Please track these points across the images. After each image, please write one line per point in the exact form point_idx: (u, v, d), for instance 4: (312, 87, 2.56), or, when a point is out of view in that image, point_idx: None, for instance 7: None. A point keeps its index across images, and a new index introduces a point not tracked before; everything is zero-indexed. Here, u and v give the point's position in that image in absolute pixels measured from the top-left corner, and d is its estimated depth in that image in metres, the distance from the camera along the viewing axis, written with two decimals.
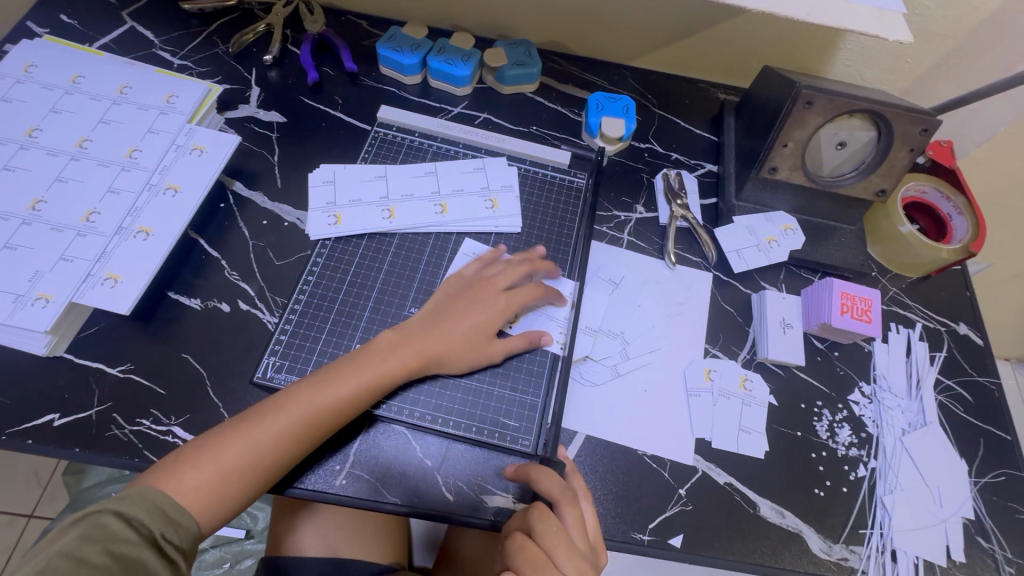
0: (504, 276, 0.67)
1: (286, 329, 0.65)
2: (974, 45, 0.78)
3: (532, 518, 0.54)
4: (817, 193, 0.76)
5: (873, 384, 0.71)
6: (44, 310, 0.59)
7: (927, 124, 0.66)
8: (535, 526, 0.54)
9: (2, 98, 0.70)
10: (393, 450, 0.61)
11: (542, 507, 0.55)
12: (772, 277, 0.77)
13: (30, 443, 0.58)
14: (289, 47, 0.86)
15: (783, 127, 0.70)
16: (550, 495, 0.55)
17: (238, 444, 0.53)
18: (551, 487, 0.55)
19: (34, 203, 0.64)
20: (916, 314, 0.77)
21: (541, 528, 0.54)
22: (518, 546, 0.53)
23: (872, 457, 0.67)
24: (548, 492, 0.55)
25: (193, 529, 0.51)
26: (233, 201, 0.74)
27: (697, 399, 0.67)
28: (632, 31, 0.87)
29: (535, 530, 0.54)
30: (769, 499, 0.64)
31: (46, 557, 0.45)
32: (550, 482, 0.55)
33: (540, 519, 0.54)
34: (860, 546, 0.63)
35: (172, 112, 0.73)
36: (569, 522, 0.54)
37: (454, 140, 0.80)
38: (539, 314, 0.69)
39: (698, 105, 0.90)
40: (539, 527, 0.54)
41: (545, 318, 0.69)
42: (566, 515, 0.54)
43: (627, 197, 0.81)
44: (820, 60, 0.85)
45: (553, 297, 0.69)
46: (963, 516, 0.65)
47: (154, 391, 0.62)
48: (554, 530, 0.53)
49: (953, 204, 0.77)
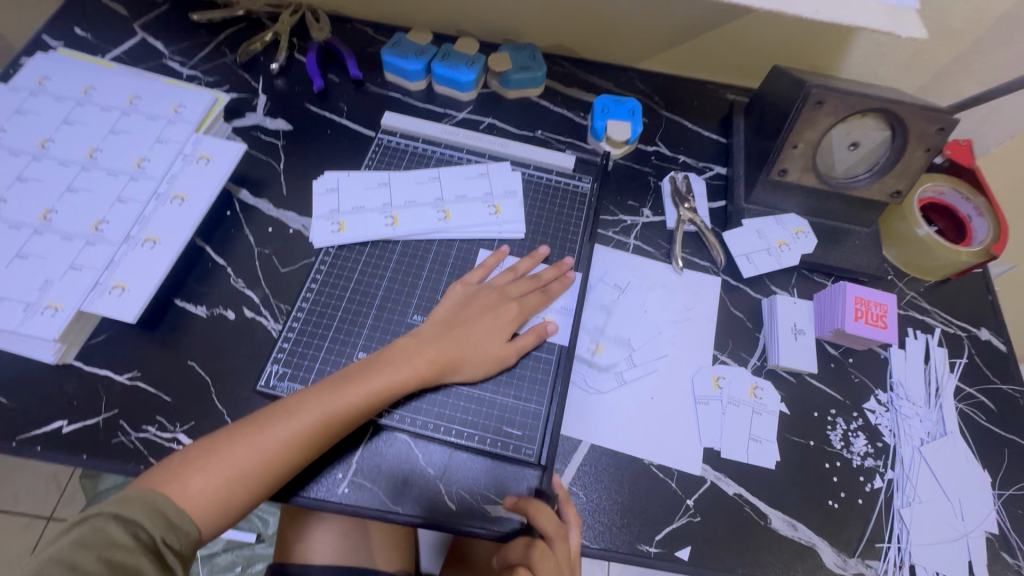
0: (517, 286, 0.68)
1: (289, 336, 0.65)
2: (994, 40, 0.75)
3: (532, 556, 0.55)
4: (829, 195, 0.74)
5: (890, 392, 0.69)
6: (53, 317, 0.60)
7: (944, 122, 0.63)
8: (534, 563, 0.55)
9: (17, 110, 0.71)
10: (395, 458, 0.61)
11: (540, 544, 0.56)
12: (783, 281, 0.75)
13: (39, 449, 0.59)
14: (296, 55, 0.87)
15: (792, 128, 0.68)
16: (546, 531, 0.56)
17: (245, 449, 0.53)
18: (547, 524, 0.56)
19: (45, 213, 0.65)
20: (935, 319, 0.74)
21: (540, 569, 0.54)
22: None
23: (889, 468, 0.64)
24: (545, 529, 0.56)
25: (193, 535, 0.51)
26: (239, 208, 0.74)
27: (706, 407, 0.66)
28: (639, 33, 0.86)
29: (534, 567, 0.55)
30: (781, 511, 0.62)
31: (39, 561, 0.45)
32: (547, 519, 0.56)
33: (539, 557, 0.55)
34: (876, 561, 0.60)
35: (180, 121, 0.74)
36: (561, 555, 0.56)
37: (458, 145, 0.80)
38: (547, 306, 0.69)
39: (706, 106, 0.89)
40: (539, 565, 0.55)
41: (554, 308, 0.69)
42: (559, 550, 0.56)
43: (633, 201, 0.80)
44: (832, 58, 0.83)
45: (557, 285, 0.69)
46: (985, 531, 0.62)
47: (159, 397, 0.62)
48: (552, 567, 0.55)
49: (974, 205, 0.74)
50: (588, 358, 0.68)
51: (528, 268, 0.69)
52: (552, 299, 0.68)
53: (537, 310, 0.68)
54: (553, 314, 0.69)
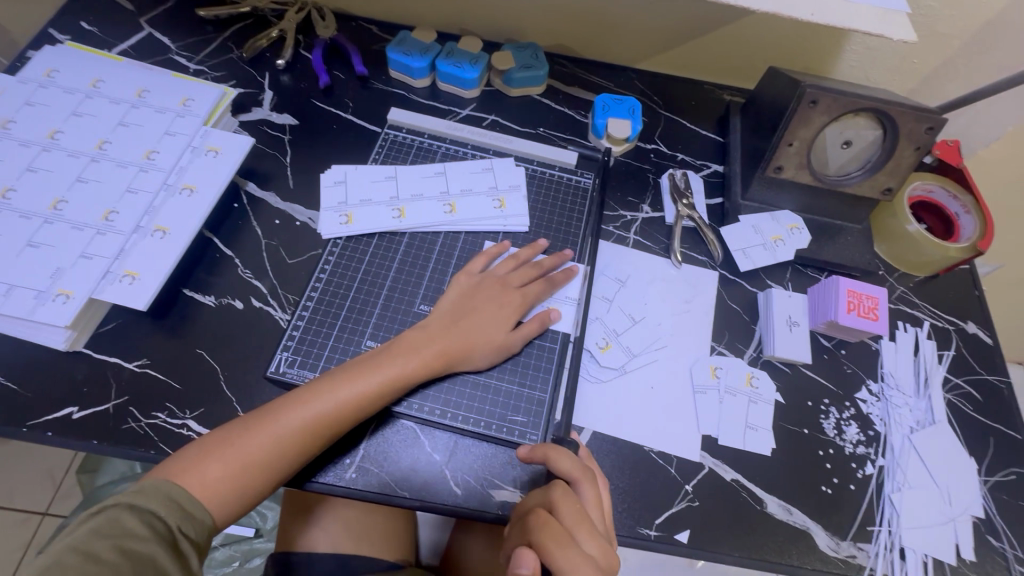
0: (518, 275, 0.69)
1: (298, 325, 0.66)
2: (980, 45, 0.78)
3: (555, 495, 0.52)
4: (823, 192, 0.76)
5: (881, 382, 0.71)
6: (65, 305, 0.61)
7: (933, 122, 0.66)
8: (557, 503, 0.52)
9: (26, 102, 0.72)
10: (402, 445, 0.62)
11: (562, 485, 0.54)
12: (778, 275, 0.77)
13: (50, 435, 0.59)
14: (301, 52, 0.88)
15: (788, 127, 0.70)
16: (569, 472, 0.55)
17: (260, 437, 0.54)
18: (569, 466, 0.55)
19: (55, 203, 0.66)
20: (924, 312, 0.77)
21: (563, 504, 0.52)
22: (540, 522, 0.50)
23: (880, 455, 0.67)
24: (567, 470, 0.55)
25: (208, 523, 0.52)
26: (247, 200, 0.75)
27: (704, 396, 0.68)
28: (638, 33, 0.88)
29: (556, 506, 0.52)
30: (776, 496, 0.64)
31: (57, 552, 0.45)
32: (569, 461, 0.55)
33: (562, 493, 0.52)
34: (868, 544, 0.62)
35: (188, 114, 0.75)
36: (587, 500, 0.53)
37: (462, 141, 0.81)
38: (551, 295, 0.70)
39: (703, 106, 0.91)
40: (561, 502, 0.52)
41: (558, 297, 0.71)
42: (585, 493, 0.54)
43: (633, 197, 0.82)
44: (826, 60, 0.86)
45: (558, 279, 0.70)
46: (972, 515, 0.64)
47: (169, 384, 0.63)
48: (575, 506, 0.52)
49: (961, 203, 0.77)
50: (594, 352, 0.69)
51: (528, 256, 0.71)
52: (555, 290, 0.70)
53: (540, 299, 0.69)
54: (555, 304, 0.70)
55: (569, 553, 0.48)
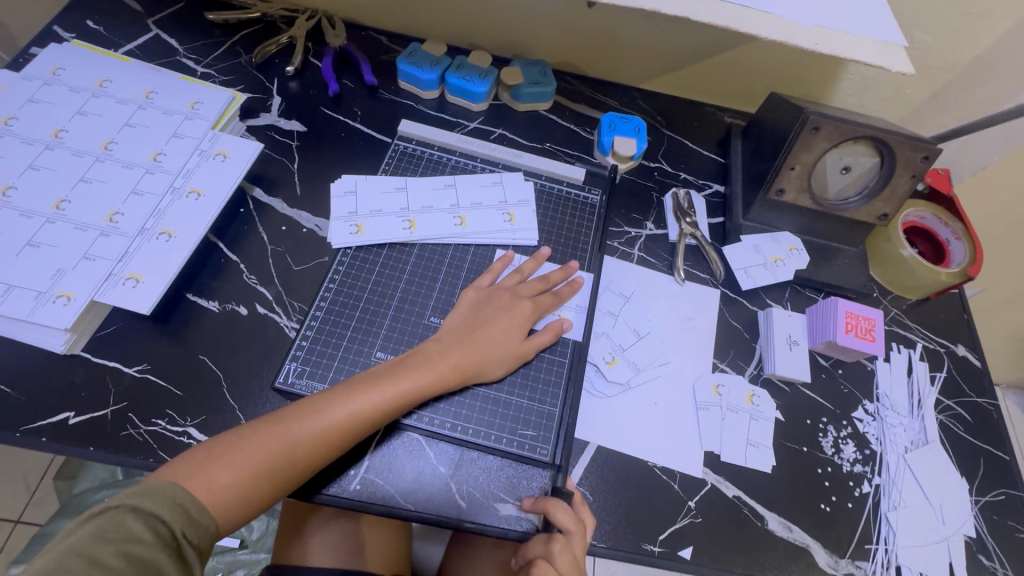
0: (527, 287, 0.70)
1: (307, 335, 0.66)
2: (970, 79, 0.81)
3: (552, 549, 0.56)
4: (822, 215, 0.78)
5: (876, 402, 0.73)
6: (66, 307, 0.59)
7: (928, 152, 0.68)
8: (554, 556, 0.55)
9: (30, 99, 0.71)
10: (408, 456, 0.62)
11: (558, 538, 0.56)
12: (777, 294, 0.79)
13: (44, 440, 0.58)
14: (311, 59, 0.88)
15: (790, 151, 0.72)
16: (565, 527, 0.56)
17: (270, 443, 0.54)
18: (565, 518, 0.56)
19: (58, 202, 0.65)
20: (917, 335, 0.79)
21: (559, 561, 0.55)
22: (540, 573, 0.56)
23: (876, 473, 0.68)
24: (563, 526, 0.56)
25: (211, 530, 0.51)
26: (253, 206, 0.75)
27: (707, 412, 0.69)
28: (644, 54, 0.90)
29: (553, 559, 0.56)
30: (777, 513, 0.65)
31: (56, 555, 0.43)
32: (565, 516, 0.56)
33: (559, 550, 0.55)
34: (865, 561, 0.63)
35: (197, 117, 0.74)
36: (580, 546, 0.57)
37: (472, 154, 0.82)
38: (561, 305, 0.71)
39: (705, 127, 0.93)
40: (558, 557, 0.55)
41: (568, 306, 0.72)
42: (578, 544, 0.56)
43: (637, 214, 0.83)
44: (824, 87, 0.89)
45: (569, 290, 0.71)
46: (965, 534, 0.66)
47: (170, 391, 0.62)
48: (570, 558, 0.56)
49: (951, 230, 0.80)
50: (602, 369, 0.69)
51: (531, 267, 0.72)
52: (565, 300, 0.71)
53: (547, 312, 0.70)
54: (566, 313, 0.72)
55: None
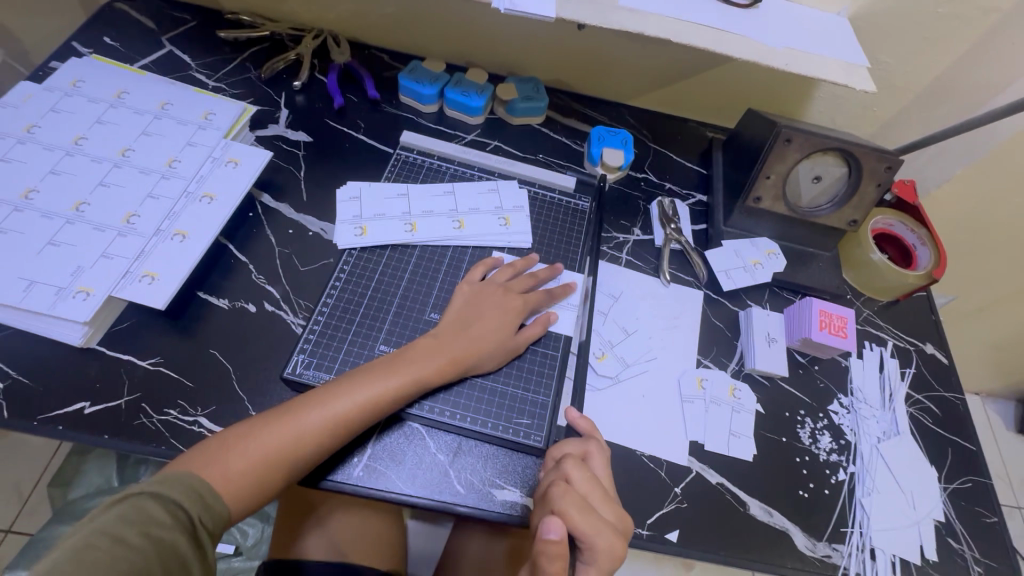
0: (517, 282, 0.74)
1: (314, 330, 0.69)
2: (930, 98, 0.88)
3: (567, 468, 0.57)
4: (796, 222, 0.84)
5: (851, 396, 0.77)
6: (85, 302, 0.63)
7: (891, 162, 0.74)
8: (571, 473, 0.56)
9: (51, 109, 0.75)
10: (410, 444, 0.65)
11: (572, 459, 0.59)
12: (757, 296, 0.84)
13: (60, 429, 0.60)
14: (316, 75, 0.93)
15: (766, 161, 0.78)
16: (576, 449, 0.61)
17: (279, 433, 0.57)
18: (570, 446, 0.61)
19: (77, 204, 0.69)
20: (888, 334, 0.84)
21: (578, 475, 0.56)
22: (560, 493, 0.54)
23: (851, 462, 0.72)
24: (573, 451, 0.60)
25: (224, 515, 0.53)
26: (262, 210, 0.79)
27: (691, 405, 0.73)
28: (631, 73, 0.96)
29: (573, 476, 0.56)
30: (758, 499, 0.68)
31: (85, 534, 0.46)
32: (571, 443, 0.61)
33: (574, 464, 0.57)
34: (842, 544, 0.67)
35: (210, 127, 0.79)
36: (597, 467, 0.60)
37: (470, 163, 0.87)
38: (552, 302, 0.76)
39: (688, 141, 0.99)
40: (576, 472, 0.56)
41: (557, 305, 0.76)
42: (595, 463, 0.60)
43: (625, 220, 0.88)
44: (797, 105, 0.95)
45: (563, 291, 0.75)
46: (934, 519, 0.70)
47: (181, 383, 0.65)
48: (589, 474, 0.57)
49: (917, 236, 0.86)
50: (592, 363, 0.73)
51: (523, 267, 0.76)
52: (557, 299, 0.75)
53: (540, 306, 0.74)
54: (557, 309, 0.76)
55: (592, 519, 0.52)
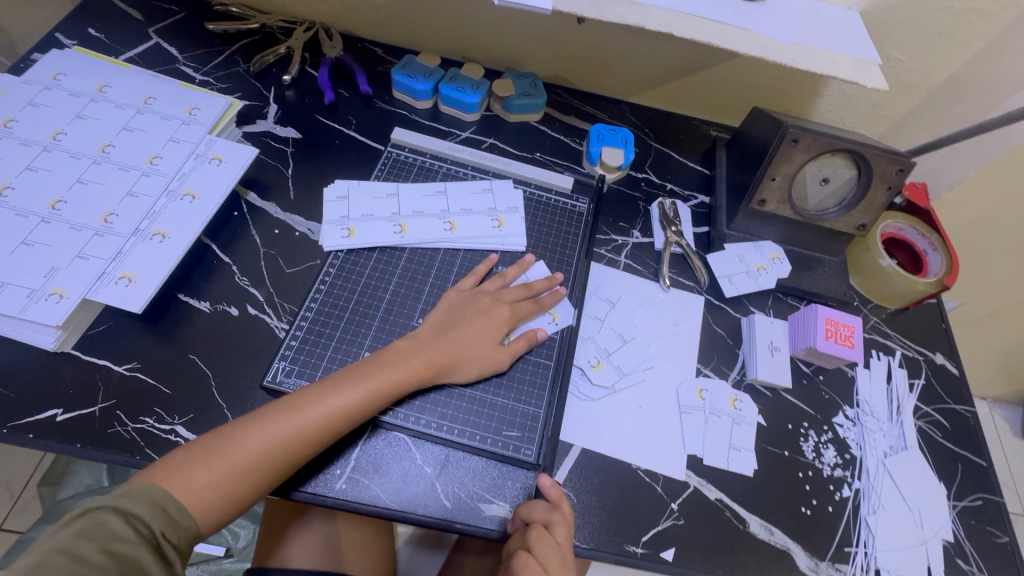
0: (508, 293, 0.71)
1: (296, 336, 0.67)
2: (944, 97, 0.84)
3: (530, 540, 0.56)
4: (802, 225, 0.81)
5: (856, 408, 0.74)
6: (58, 305, 0.60)
7: (903, 165, 0.71)
8: (534, 545, 0.56)
9: (30, 102, 0.73)
10: (394, 455, 0.62)
11: (538, 529, 0.57)
12: (760, 302, 0.81)
13: (31, 437, 0.58)
14: (307, 69, 0.90)
15: (771, 162, 0.74)
16: (544, 517, 0.57)
17: (246, 444, 0.54)
18: (537, 513, 0.58)
19: (53, 202, 0.66)
20: (896, 342, 0.81)
21: (540, 550, 0.56)
22: (521, 564, 0.56)
23: (856, 478, 0.69)
24: (541, 519, 0.57)
25: (191, 530, 0.51)
26: (247, 209, 0.76)
27: (690, 416, 0.70)
28: (632, 69, 0.92)
29: (535, 548, 0.56)
30: (758, 515, 0.65)
31: (42, 552, 0.44)
32: (541, 509, 0.58)
33: (537, 538, 0.56)
34: (845, 564, 0.64)
35: (194, 123, 0.76)
36: (560, 534, 0.57)
37: (463, 162, 0.84)
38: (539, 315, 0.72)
39: (691, 140, 0.96)
40: (539, 546, 0.56)
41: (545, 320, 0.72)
42: (560, 534, 0.57)
43: (624, 222, 0.85)
44: (805, 103, 0.92)
45: (551, 300, 0.72)
46: (943, 538, 0.67)
47: (158, 389, 0.63)
48: (552, 548, 0.56)
49: (929, 241, 0.82)
50: (587, 371, 0.71)
51: (514, 273, 0.73)
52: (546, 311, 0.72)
53: (528, 318, 0.71)
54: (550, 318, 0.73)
55: None
